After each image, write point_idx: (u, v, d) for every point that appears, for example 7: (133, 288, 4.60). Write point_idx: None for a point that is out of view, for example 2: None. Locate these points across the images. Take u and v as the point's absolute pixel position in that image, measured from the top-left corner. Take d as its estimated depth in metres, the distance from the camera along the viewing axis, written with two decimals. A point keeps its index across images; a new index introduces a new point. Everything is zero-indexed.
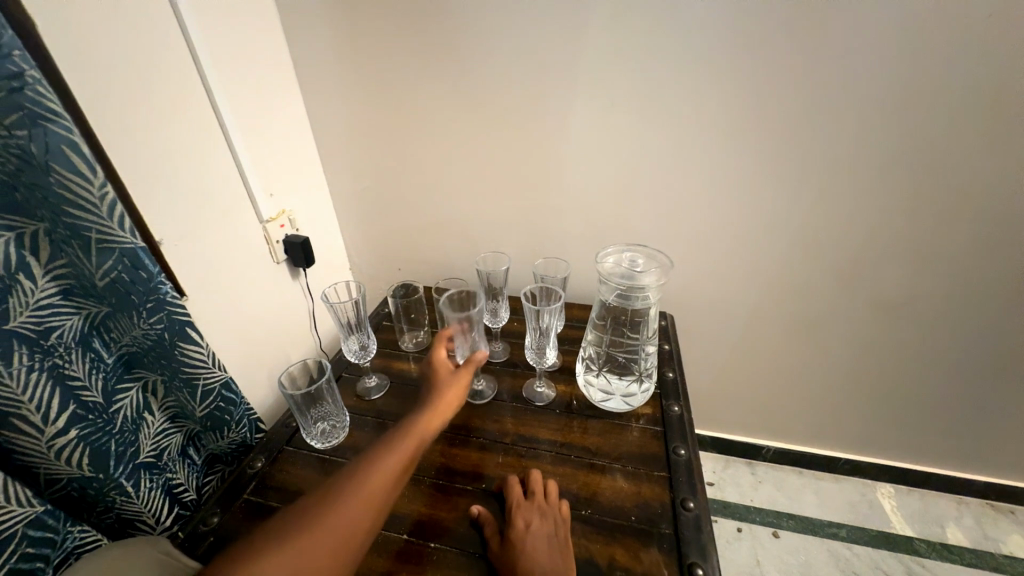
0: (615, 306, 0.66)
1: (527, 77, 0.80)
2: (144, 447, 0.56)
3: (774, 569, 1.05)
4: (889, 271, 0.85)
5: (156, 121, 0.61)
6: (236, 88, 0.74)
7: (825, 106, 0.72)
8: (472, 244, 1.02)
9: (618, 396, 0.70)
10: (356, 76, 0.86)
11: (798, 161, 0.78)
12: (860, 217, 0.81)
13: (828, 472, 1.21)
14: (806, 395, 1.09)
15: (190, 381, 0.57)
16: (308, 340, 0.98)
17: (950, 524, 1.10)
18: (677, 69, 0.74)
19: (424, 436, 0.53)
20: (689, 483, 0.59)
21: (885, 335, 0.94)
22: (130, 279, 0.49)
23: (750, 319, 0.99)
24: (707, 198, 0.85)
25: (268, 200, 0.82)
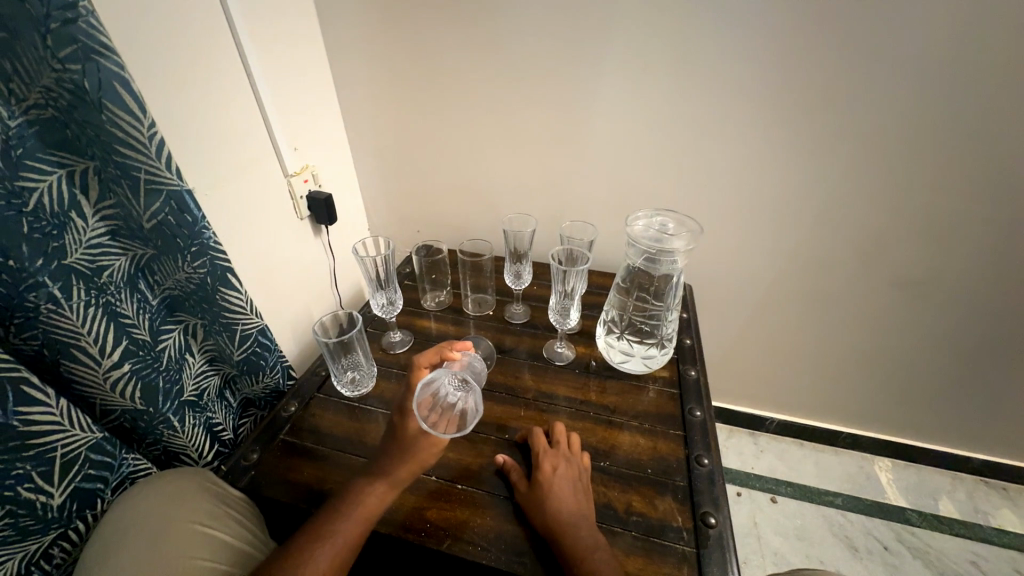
0: (641, 271, 0.68)
1: (560, 33, 0.76)
2: (187, 387, 0.58)
3: (770, 531, 1.10)
4: (917, 249, 0.84)
5: (184, 64, 0.59)
6: (261, 34, 0.72)
7: (873, 73, 0.69)
8: (493, 208, 1.01)
9: (637, 358, 0.72)
10: (381, 26, 0.83)
11: (838, 132, 0.75)
12: (894, 192, 0.79)
13: (829, 445, 1.25)
14: (816, 371, 1.11)
15: (229, 327, 0.59)
16: (330, 297, 0.99)
17: (943, 498, 1.14)
18: (719, 29, 0.70)
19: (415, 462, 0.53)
20: (704, 441, 0.61)
21: (903, 314, 0.94)
22: (175, 223, 0.49)
23: (768, 293, 0.99)
24: (737, 167, 0.83)
25: (292, 155, 0.82)
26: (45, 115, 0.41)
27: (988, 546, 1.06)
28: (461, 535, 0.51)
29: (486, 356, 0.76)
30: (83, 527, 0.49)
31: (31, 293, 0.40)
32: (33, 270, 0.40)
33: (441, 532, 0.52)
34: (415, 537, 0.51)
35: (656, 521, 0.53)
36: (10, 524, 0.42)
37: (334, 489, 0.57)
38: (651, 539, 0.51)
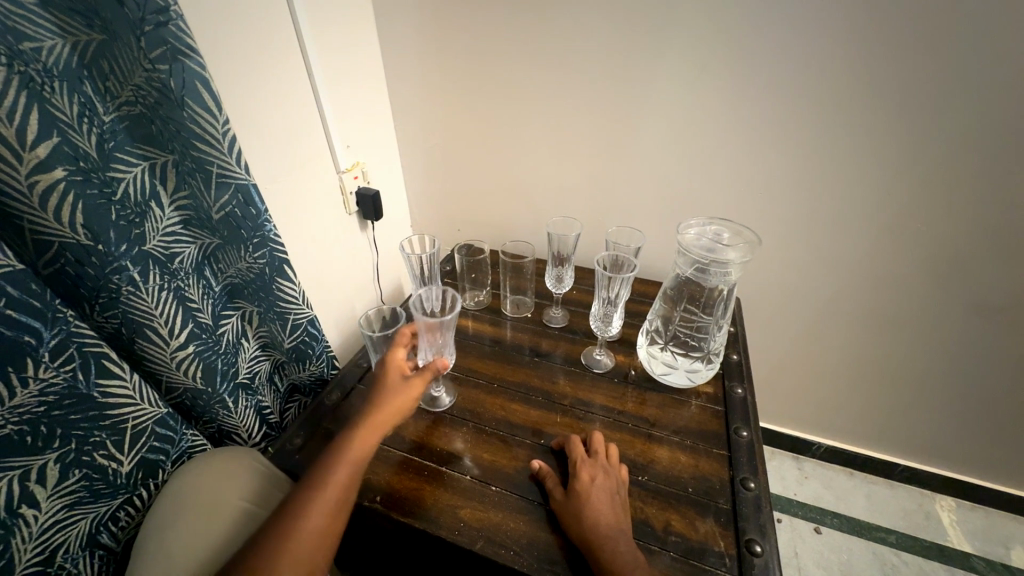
0: (690, 282, 0.65)
1: (615, 33, 0.75)
2: (241, 370, 0.61)
3: (813, 564, 1.03)
4: (1003, 272, 0.76)
5: (256, 65, 0.63)
6: (323, 35, 0.74)
7: (965, 75, 0.63)
8: (535, 210, 1.01)
9: (681, 371, 0.69)
10: (436, 28, 0.85)
11: (918, 140, 0.69)
12: (981, 207, 0.72)
13: (883, 477, 1.16)
14: (874, 397, 1.03)
15: (283, 315, 0.62)
16: (372, 290, 1.02)
17: (1016, 547, 1.03)
18: (786, 29, 0.67)
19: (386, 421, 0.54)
20: (750, 463, 0.58)
21: (982, 342, 0.85)
22: (241, 215, 0.52)
23: (822, 311, 0.93)
24: (798, 176, 0.78)
25: (345, 152, 0.85)
26: (134, 112, 0.44)
27: None
28: (494, 536, 0.51)
29: (523, 360, 0.76)
30: (146, 494, 0.52)
31: (115, 275, 0.44)
32: (117, 254, 0.43)
33: (474, 531, 0.52)
34: (447, 533, 0.52)
35: (697, 544, 0.50)
36: (84, 486, 0.46)
37: (370, 479, 0.58)
38: (691, 562, 0.49)
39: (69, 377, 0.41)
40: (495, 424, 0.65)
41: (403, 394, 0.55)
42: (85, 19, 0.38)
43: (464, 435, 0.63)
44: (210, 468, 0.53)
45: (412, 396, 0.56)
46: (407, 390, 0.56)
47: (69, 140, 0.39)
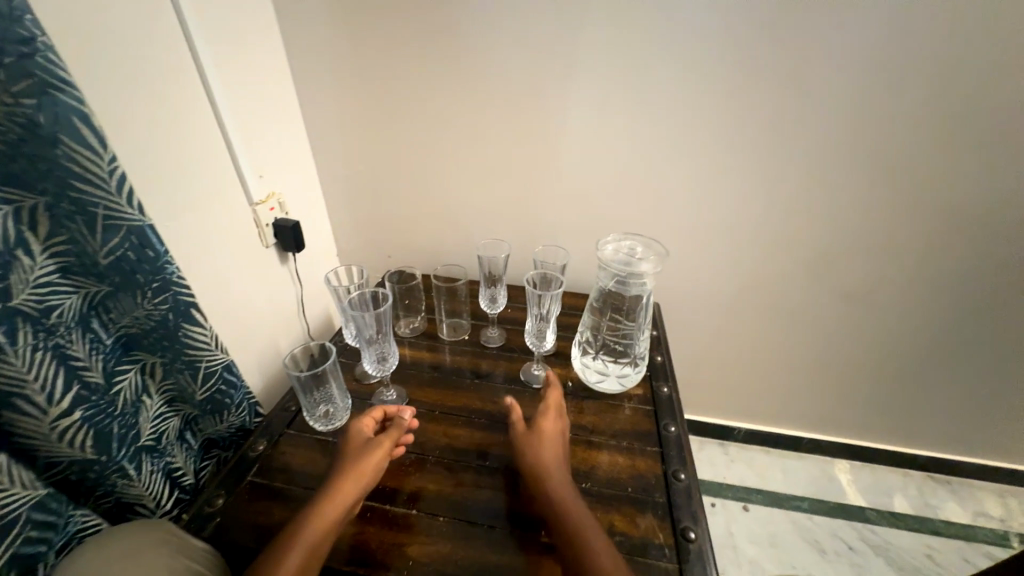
0: (613, 293, 0.70)
1: (529, 65, 0.81)
2: (144, 431, 0.54)
3: (744, 540, 1.13)
4: (856, 264, 0.92)
5: (152, 93, 0.59)
6: (227, 62, 0.71)
7: (810, 104, 0.77)
8: (465, 232, 1.03)
9: (613, 377, 0.73)
10: (351, 57, 0.85)
11: (782, 158, 0.83)
12: (833, 211, 0.87)
13: (793, 451, 1.31)
14: (777, 380, 1.17)
15: (192, 364, 0.57)
16: (297, 326, 0.96)
17: (897, 495, 1.21)
18: (671, 64, 0.77)
19: (353, 480, 0.53)
20: (679, 455, 0.63)
21: (851, 323, 1.01)
22: (136, 258, 0.48)
23: (728, 308, 1.05)
24: (694, 191, 0.89)
25: (258, 182, 0.80)
26: None
27: (939, 538, 1.13)
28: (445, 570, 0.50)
29: (463, 382, 0.76)
30: None
31: None
32: None
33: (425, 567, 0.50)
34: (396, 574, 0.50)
35: (640, 540, 0.53)
36: None
37: None
38: (635, 558, 0.52)
39: None
40: (439, 452, 0.64)
41: (371, 455, 0.56)
42: None
43: (408, 468, 0.61)
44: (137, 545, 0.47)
45: (382, 457, 0.57)
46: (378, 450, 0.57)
47: None
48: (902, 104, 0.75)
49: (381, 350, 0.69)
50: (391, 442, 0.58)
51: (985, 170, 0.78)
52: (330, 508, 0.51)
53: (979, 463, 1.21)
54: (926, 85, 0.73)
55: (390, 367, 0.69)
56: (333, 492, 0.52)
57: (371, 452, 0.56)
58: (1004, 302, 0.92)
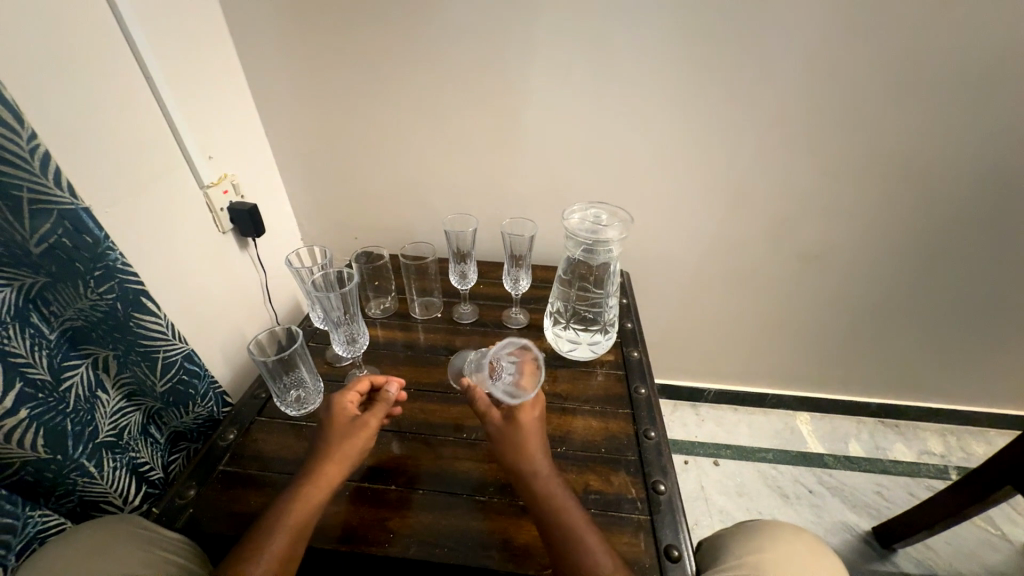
0: (581, 262, 0.70)
1: (487, 31, 0.78)
2: (103, 427, 0.52)
3: (715, 491, 1.20)
4: (812, 225, 0.96)
5: (76, 65, 0.54)
6: (160, 33, 0.66)
7: (768, 66, 0.78)
8: (432, 209, 1.01)
9: (585, 344, 0.75)
10: (299, 26, 0.79)
11: (742, 122, 0.84)
12: (789, 174, 0.90)
13: (758, 407, 1.38)
14: (742, 341, 1.22)
15: (149, 355, 0.54)
16: (263, 314, 0.93)
17: (852, 440, 1.31)
18: (632, 30, 0.76)
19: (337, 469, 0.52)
20: (649, 415, 0.66)
21: (808, 282, 1.06)
22: (72, 245, 0.45)
23: (694, 274, 1.08)
24: (658, 158, 0.90)
25: (207, 164, 0.75)
26: None
27: (888, 476, 1.23)
28: (426, 539, 0.51)
29: (438, 359, 0.76)
30: None
31: None
32: None
33: (405, 539, 0.51)
34: (379, 549, 0.50)
35: (613, 496, 0.56)
36: None
37: None
38: (609, 513, 0.54)
39: None
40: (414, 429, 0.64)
41: (354, 436, 0.55)
42: None
43: (384, 446, 0.61)
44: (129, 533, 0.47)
45: (366, 437, 0.55)
46: (362, 429, 0.55)
47: None
48: (853, 63, 0.77)
49: (351, 330, 0.68)
50: (375, 420, 0.57)
51: (928, 128, 0.82)
52: (315, 486, 0.50)
53: (924, 406, 1.31)
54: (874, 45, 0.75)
55: (361, 348, 0.68)
56: (316, 471, 0.52)
57: (353, 431, 0.55)
58: (945, 255, 0.99)
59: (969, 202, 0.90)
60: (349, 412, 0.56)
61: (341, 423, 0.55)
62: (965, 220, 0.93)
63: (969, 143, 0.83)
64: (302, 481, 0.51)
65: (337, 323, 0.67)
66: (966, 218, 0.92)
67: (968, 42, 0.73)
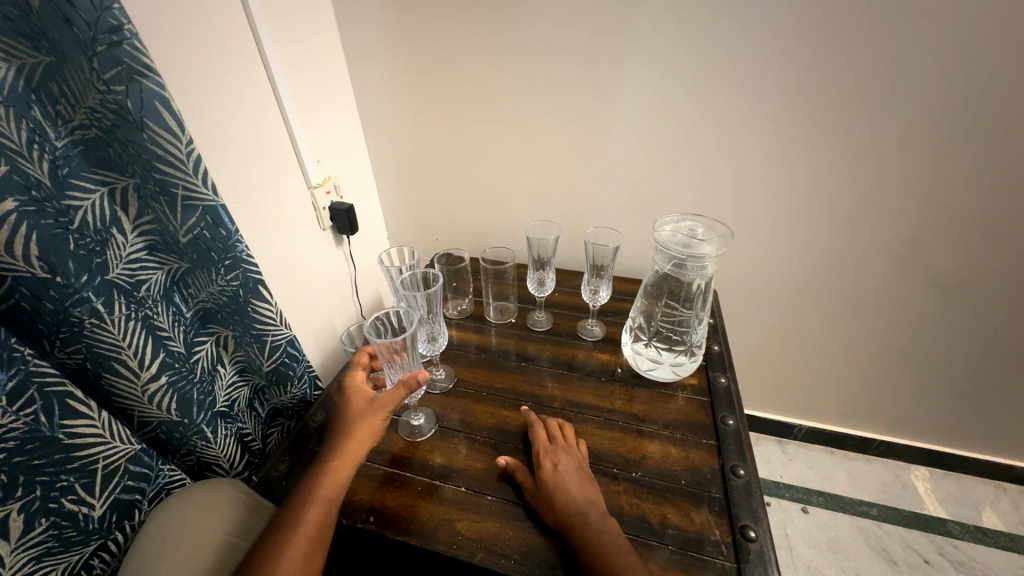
0: (669, 278, 0.66)
1: (584, 36, 0.77)
2: (219, 398, 0.59)
3: (802, 543, 1.06)
4: (952, 250, 0.82)
5: (223, 83, 0.62)
6: (288, 51, 0.74)
7: (912, 63, 0.67)
8: (511, 214, 1.02)
9: (666, 365, 0.70)
10: (404, 41, 0.85)
11: (870, 129, 0.74)
12: (926, 188, 0.77)
13: (861, 453, 1.21)
14: (846, 375, 1.07)
15: (260, 338, 0.60)
16: (352, 307, 1.00)
17: (986, 508, 1.09)
18: (740, 30, 0.70)
19: (355, 450, 0.53)
20: (738, 450, 0.60)
21: (940, 316, 0.91)
22: (210, 236, 0.51)
23: (792, 296, 0.97)
24: (759, 167, 0.82)
25: (315, 167, 0.83)
26: (88, 135, 0.42)
27: None
28: (494, 547, 0.51)
29: (509, 365, 0.76)
30: (122, 537, 0.49)
31: (76, 308, 0.41)
32: (78, 286, 0.41)
33: (472, 543, 0.51)
34: (447, 547, 0.51)
35: (694, 534, 0.51)
36: (54, 536, 0.43)
37: (364, 500, 0.56)
38: (689, 553, 0.50)
39: (30, 421, 0.39)
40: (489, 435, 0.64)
41: (371, 418, 0.55)
42: (29, 40, 0.36)
43: (456, 446, 0.62)
44: (246, 499, 0.54)
45: (380, 419, 0.55)
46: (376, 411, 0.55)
47: (19, 168, 0.37)
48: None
49: (432, 328, 0.70)
50: (390, 402, 0.56)
51: None
52: (338, 462, 0.52)
53: None
54: None
55: (439, 347, 0.70)
56: (338, 451, 0.53)
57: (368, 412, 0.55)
58: None
59: None
60: (364, 392, 0.57)
61: (357, 401, 0.56)
62: None
63: None
64: (326, 459, 0.52)
65: (422, 322, 0.69)
66: None
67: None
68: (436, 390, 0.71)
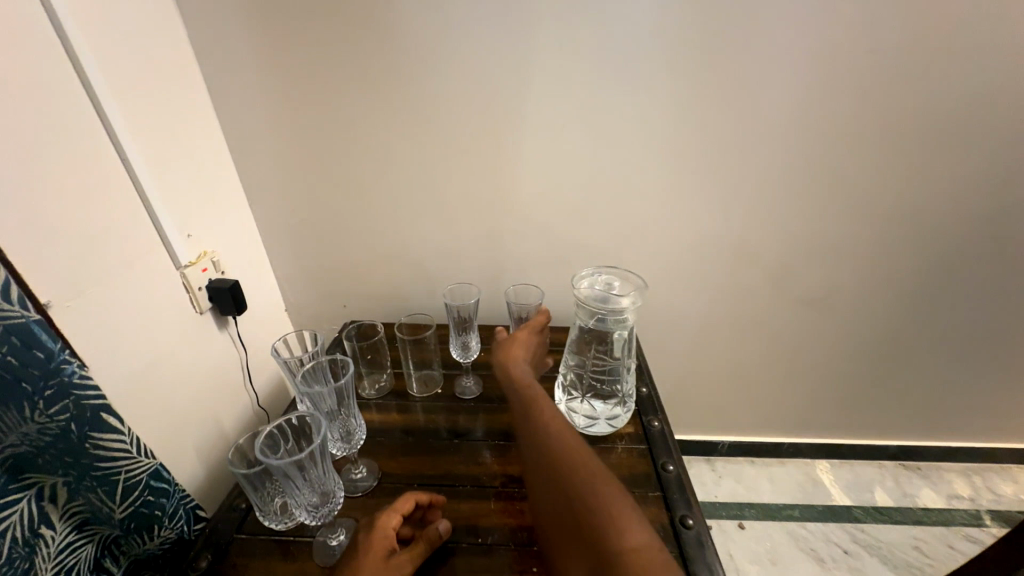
0: (594, 331, 0.66)
1: (481, 100, 0.79)
2: (43, 573, 0.44)
3: (745, 561, 1.10)
4: (809, 270, 0.97)
5: (57, 157, 0.51)
6: (146, 115, 0.64)
7: (753, 122, 0.81)
8: (425, 273, 0.97)
9: (603, 420, 0.69)
10: (291, 104, 0.79)
11: (732, 174, 0.86)
12: (781, 219, 0.91)
13: (776, 458, 1.31)
14: (752, 388, 1.18)
15: (107, 480, 0.46)
16: (245, 399, 0.85)
17: (877, 488, 1.24)
18: (618, 95, 0.79)
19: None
20: (684, 498, 0.59)
21: (812, 325, 1.06)
22: (19, 363, 0.38)
23: (697, 323, 1.06)
24: (653, 212, 0.90)
25: (185, 244, 0.71)
26: None
27: (923, 528, 1.15)
28: None
29: (441, 444, 0.69)
30: None
31: None
32: None
33: None
34: None
35: None
36: None
37: None
38: None
39: None
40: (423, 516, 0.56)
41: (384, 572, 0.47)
42: None
43: None
44: None
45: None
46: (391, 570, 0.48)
47: None
48: (830, 119, 0.81)
49: (348, 424, 0.61)
50: (410, 562, 0.50)
51: (905, 179, 0.86)
52: None
53: (942, 446, 1.28)
54: (849, 103, 0.79)
55: (357, 443, 0.61)
56: None
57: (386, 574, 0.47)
58: (942, 290, 1.00)
59: (963, 237, 0.93)
60: (388, 541, 0.49)
61: (379, 550, 0.48)
62: (952, 259, 0.95)
63: (959, 181, 0.86)
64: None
65: (335, 420, 0.61)
66: (959, 254, 0.95)
67: (945, 92, 0.78)
68: (361, 494, 0.61)
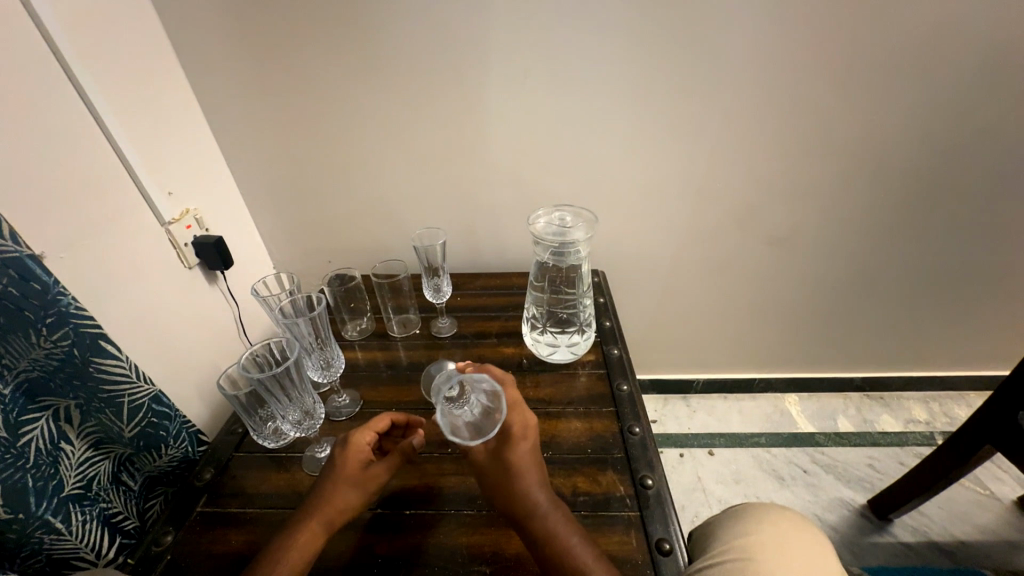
0: (551, 265, 0.71)
1: (444, 47, 0.79)
2: (68, 479, 0.50)
3: (712, 482, 1.20)
4: (773, 210, 1.01)
5: (28, 115, 0.53)
6: (118, 73, 0.66)
7: (716, 60, 0.81)
8: (401, 225, 1.01)
9: (564, 347, 0.75)
10: (255, 58, 0.79)
11: (696, 115, 0.88)
12: (745, 159, 0.93)
13: (747, 393, 1.40)
14: (723, 326, 1.24)
15: (113, 401, 0.53)
16: (239, 347, 0.91)
17: (840, 416, 1.33)
18: (581, 36, 0.79)
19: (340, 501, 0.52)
20: (633, 411, 0.66)
21: (778, 264, 1.10)
22: (20, 294, 0.43)
23: (668, 265, 1.10)
24: (619, 156, 0.92)
25: (167, 200, 0.74)
26: None
27: (878, 449, 1.25)
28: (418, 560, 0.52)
29: (418, 376, 0.75)
30: None
31: None
32: None
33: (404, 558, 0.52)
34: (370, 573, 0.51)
35: (602, 495, 0.56)
36: None
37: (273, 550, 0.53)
38: (598, 513, 0.54)
39: None
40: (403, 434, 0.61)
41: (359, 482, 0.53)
42: None
43: None
44: None
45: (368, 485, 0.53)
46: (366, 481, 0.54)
47: None
48: (794, 53, 0.81)
49: (327, 354, 0.68)
50: (386, 473, 0.55)
51: (868, 113, 0.87)
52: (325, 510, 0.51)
53: (904, 376, 1.35)
54: (812, 36, 0.79)
55: (337, 371, 0.68)
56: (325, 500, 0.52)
57: (361, 482, 0.53)
58: (903, 225, 1.04)
59: (925, 172, 0.95)
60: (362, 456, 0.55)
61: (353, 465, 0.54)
62: (913, 194, 0.98)
63: (923, 113, 0.87)
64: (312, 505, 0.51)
65: (315, 351, 0.67)
66: (920, 189, 0.97)
67: (911, 20, 0.77)
68: (343, 417, 0.68)
